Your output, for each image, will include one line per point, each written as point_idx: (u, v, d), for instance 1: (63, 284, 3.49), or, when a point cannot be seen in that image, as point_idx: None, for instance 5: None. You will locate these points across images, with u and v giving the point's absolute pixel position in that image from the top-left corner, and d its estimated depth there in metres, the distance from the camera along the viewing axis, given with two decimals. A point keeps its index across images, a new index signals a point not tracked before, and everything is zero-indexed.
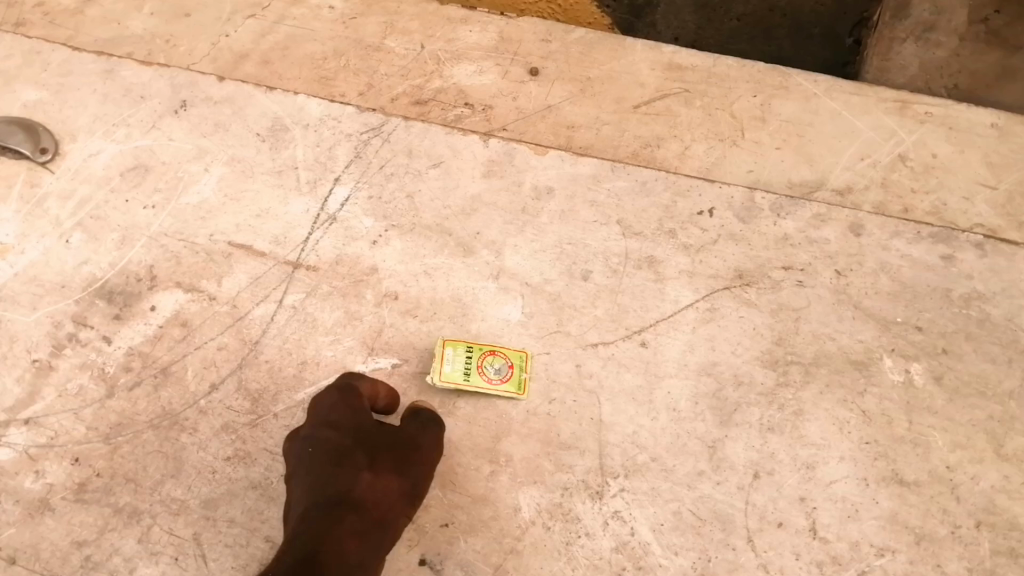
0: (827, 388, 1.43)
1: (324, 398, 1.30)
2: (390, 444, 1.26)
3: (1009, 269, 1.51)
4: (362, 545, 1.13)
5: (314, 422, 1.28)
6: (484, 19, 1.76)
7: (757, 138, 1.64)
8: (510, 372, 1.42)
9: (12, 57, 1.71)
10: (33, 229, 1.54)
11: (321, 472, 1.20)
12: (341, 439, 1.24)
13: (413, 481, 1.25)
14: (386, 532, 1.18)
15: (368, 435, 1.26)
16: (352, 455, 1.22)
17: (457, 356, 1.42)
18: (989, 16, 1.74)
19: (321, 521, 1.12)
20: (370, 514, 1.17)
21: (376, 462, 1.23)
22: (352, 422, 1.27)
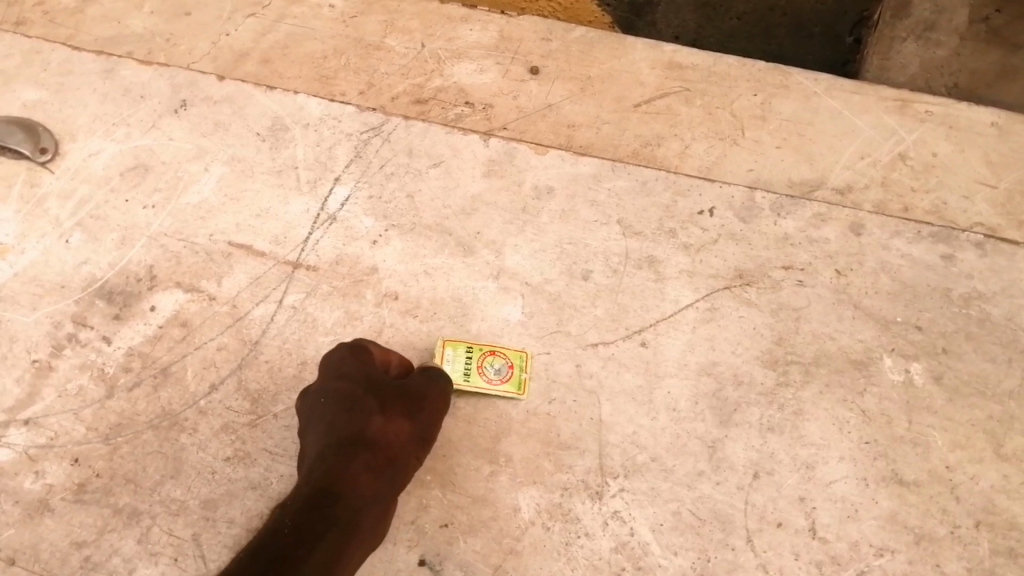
0: (826, 389, 1.43)
1: (335, 352, 1.31)
2: (399, 392, 1.28)
3: (1010, 268, 1.51)
4: (375, 481, 1.15)
5: (325, 375, 1.30)
6: (483, 18, 1.75)
7: (757, 137, 1.63)
8: (510, 372, 1.42)
9: (11, 57, 1.71)
10: (33, 230, 1.54)
11: (333, 415, 1.21)
12: (352, 386, 1.25)
13: (422, 427, 1.28)
14: (397, 471, 1.21)
15: (379, 383, 1.27)
16: (363, 400, 1.23)
17: (458, 356, 1.43)
18: (990, 15, 1.75)
19: (334, 458, 1.14)
20: (382, 453, 1.19)
21: (387, 407, 1.25)
22: (363, 372, 1.28)
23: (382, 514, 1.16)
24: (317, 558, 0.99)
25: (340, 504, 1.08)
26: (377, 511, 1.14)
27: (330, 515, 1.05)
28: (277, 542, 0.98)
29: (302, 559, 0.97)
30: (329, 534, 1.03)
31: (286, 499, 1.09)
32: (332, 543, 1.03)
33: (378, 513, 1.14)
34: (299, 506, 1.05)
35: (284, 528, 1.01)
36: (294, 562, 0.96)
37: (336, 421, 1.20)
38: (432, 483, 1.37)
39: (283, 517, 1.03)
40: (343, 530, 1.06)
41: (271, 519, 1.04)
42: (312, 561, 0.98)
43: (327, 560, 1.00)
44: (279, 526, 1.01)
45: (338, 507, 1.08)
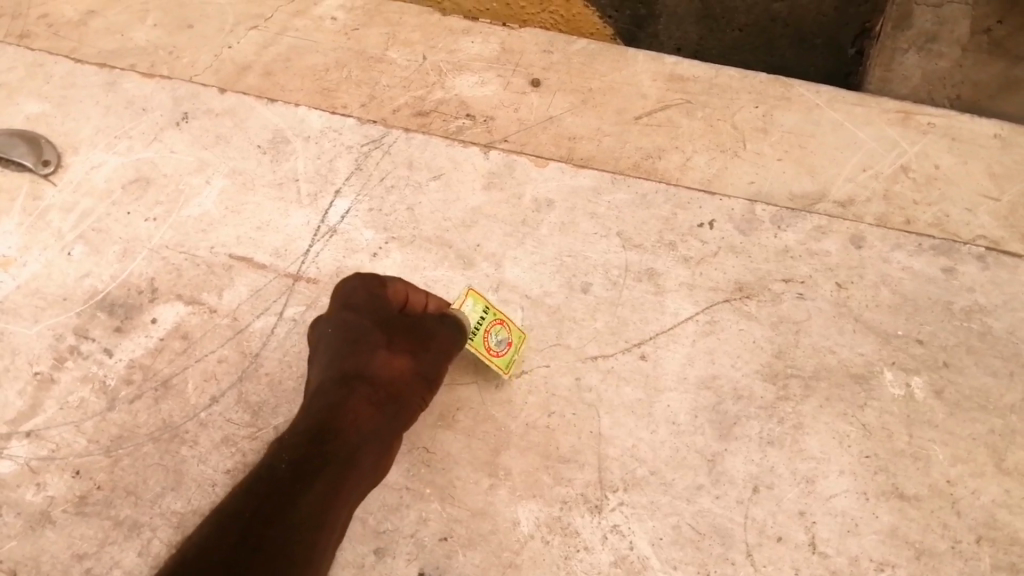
0: (826, 402, 1.43)
1: (346, 284, 1.34)
2: (407, 328, 1.31)
3: (1011, 281, 1.51)
4: (376, 417, 1.20)
5: (333, 308, 1.33)
6: (486, 31, 1.75)
7: (758, 149, 1.63)
8: (506, 349, 1.40)
9: (15, 70, 1.72)
10: (35, 242, 1.55)
11: (338, 349, 1.26)
12: (359, 320, 1.29)
13: (427, 366, 1.29)
14: (402, 408, 1.24)
15: (385, 319, 1.31)
16: (370, 334, 1.28)
17: (473, 309, 1.38)
18: (992, 27, 1.68)
19: (334, 393, 1.19)
20: (383, 390, 1.23)
21: (392, 342, 1.29)
22: (373, 304, 1.32)
23: (387, 447, 1.20)
24: (314, 492, 1.04)
25: (339, 439, 1.13)
26: (381, 445, 1.18)
27: (328, 450, 1.10)
28: (274, 476, 1.04)
29: (299, 491, 1.03)
30: (327, 467, 1.08)
31: (286, 434, 1.14)
32: (331, 476, 1.07)
33: (381, 447, 1.19)
34: (297, 441, 1.10)
35: (282, 461, 1.07)
36: (292, 496, 1.02)
37: (342, 356, 1.25)
38: (431, 496, 1.38)
39: (280, 452, 1.09)
40: (342, 464, 1.11)
41: (272, 452, 1.10)
42: (310, 495, 1.03)
43: (325, 494, 1.05)
44: (277, 461, 1.07)
45: (337, 442, 1.13)
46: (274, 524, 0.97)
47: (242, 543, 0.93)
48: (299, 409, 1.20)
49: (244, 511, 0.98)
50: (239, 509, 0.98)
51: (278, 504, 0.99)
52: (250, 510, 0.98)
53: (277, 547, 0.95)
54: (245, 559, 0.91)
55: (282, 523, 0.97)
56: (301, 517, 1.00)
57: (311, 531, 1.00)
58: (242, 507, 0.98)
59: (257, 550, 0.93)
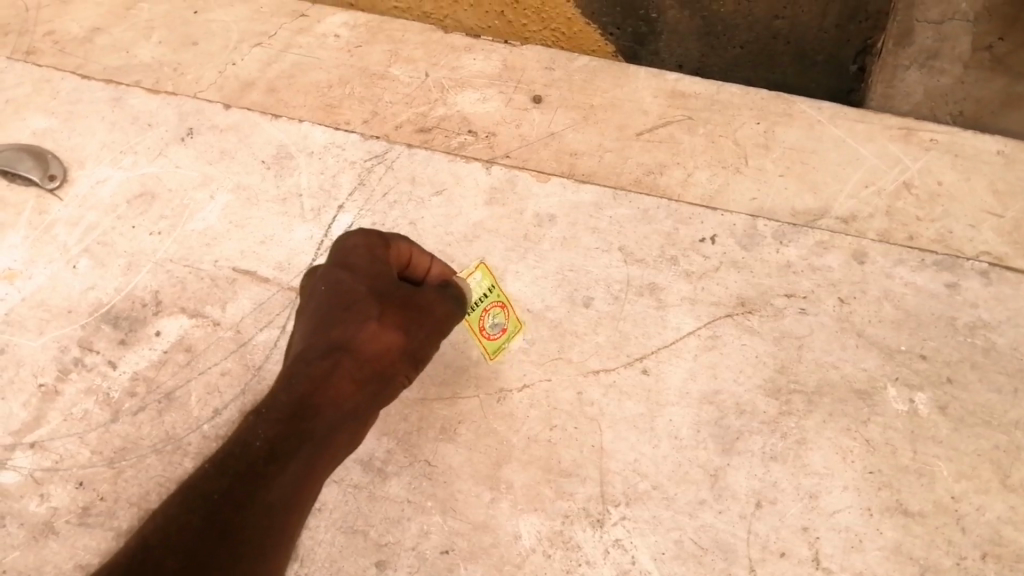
0: (829, 417, 1.42)
1: (348, 239, 1.27)
2: (404, 299, 1.24)
3: (1015, 296, 1.50)
4: (357, 392, 1.18)
5: (332, 260, 1.27)
6: (487, 48, 1.76)
7: (760, 165, 1.64)
8: (500, 334, 1.48)
9: (23, 86, 1.74)
10: (41, 255, 1.56)
11: (328, 312, 1.22)
12: (354, 285, 1.23)
13: (418, 343, 1.24)
14: (386, 385, 1.22)
15: (383, 286, 1.24)
16: (363, 303, 1.21)
17: (481, 283, 1.50)
18: (993, 44, 1.62)
19: (318, 364, 1.17)
20: (368, 365, 1.19)
21: (385, 312, 1.22)
22: (371, 268, 1.24)
23: (366, 421, 1.20)
24: (284, 475, 1.07)
25: (316, 417, 1.14)
26: (359, 420, 1.19)
27: (304, 429, 1.12)
28: (248, 455, 1.07)
29: (269, 475, 1.06)
30: (301, 448, 1.10)
31: (267, 400, 1.15)
32: (304, 457, 1.10)
33: (359, 422, 1.19)
34: (277, 416, 1.11)
35: (257, 438, 1.09)
36: (261, 481, 1.05)
37: (331, 321, 1.21)
38: (433, 509, 1.38)
39: (257, 425, 1.11)
40: (317, 444, 1.13)
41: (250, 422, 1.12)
42: (281, 481, 1.07)
43: (296, 475, 1.09)
44: (253, 437, 1.09)
45: (315, 420, 1.13)
46: (239, 511, 1.01)
47: (206, 532, 0.99)
48: (282, 368, 1.19)
49: (212, 496, 1.02)
50: (209, 489, 1.03)
51: (247, 491, 1.03)
52: (219, 493, 1.02)
53: (241, 538, 1.00)
54: (207, 551, 0.97)
55: (248, 511, 1.02)
56: (268, 504, 1.04)
57: (277, 518, 1.04)
58: (211, 488, 1.03)
59: (219, 543, 0.98)
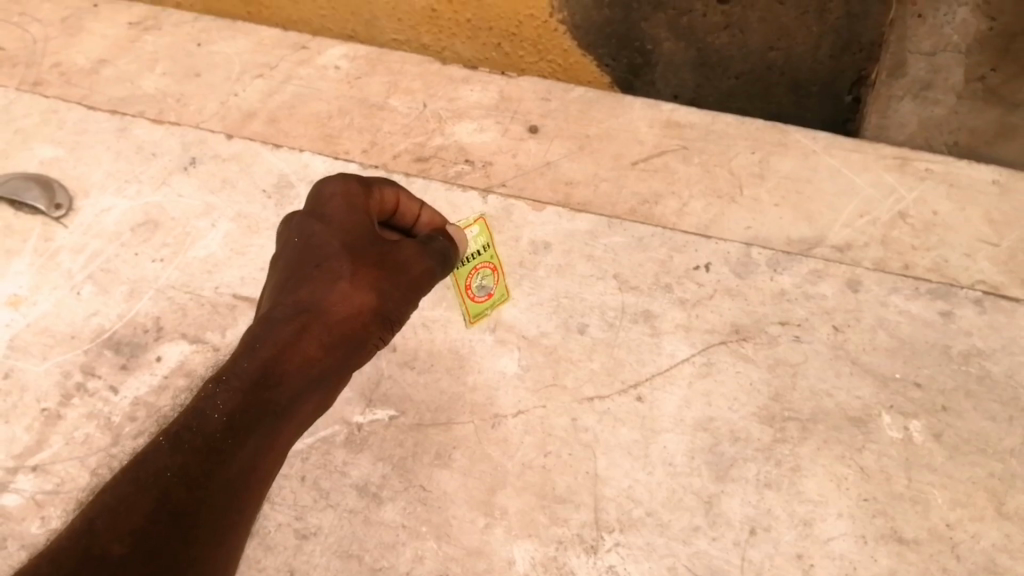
0: (824, 445, 1.43)
1: (327, 186, 1.25)
2: (380, 257, 1.22)
3: (1009, 325, 1.50)
4: (325, 358, 1.17)
5: (310, 208, 1.26)
6: (485, 79, 1.80)
7: (755, 195, 1.66)
8: (484, 297, 1.47)
9: (31, 117, 1.78)
10: (46, 282, 1.59)
11: (299, 270, 1.21)
12: (329, 240, 1.21)
13: (392, 305, 1.22)
14: (357, 349, 1.20)
15: (357, 241, 1.22)
16: (335, 261, 1.20)
17: (477, 238, 1.41)
18: (986, 75, 1.60)
19: (284, 328, 1.16)
20: (338, 329, 1.18)
21: (358, 272, 1.20)
22: (348, 219, 1.23)
23: (336, 384, 1.19)
24: (243, 451, 1.08)
25: (280, 386, 1.13)
26: (328, 385, 1.18)
27: (265, 400, 1.12)
28: (205, 428, 1.08)
29: (227, 451, 1.08)
30: (261, 420, 1.11)
31: (229, 366, 1.14)
32: (266, 429, 1.11)
33: (327, 387, 1.18)
34: (239, 385, 1.12)
35: (217, 409, 1.10)
36: (218, 457, 1.07)
37: (301, 280, 1.20)
38: (428, 534, 1.38)
39: (217, 394, 1.11)
40: (279, 413, 1.13)
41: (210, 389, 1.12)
42: (239, 454, 1.08)
43: (256, 449, 1.10)
44: (211, 409, 1.10)
45: (279, 389, 1.13)
46: (193, 492, 1.03)
47: (157, 512, 1.00)
48: (247, 330, 1.18)
49: (165, 475, 1.04)
50: (162, 465, 1.04)
51: (202, 469, 1.05)
52: (174, 470, 1.04)
53: (194, 519, 1.02)
54: (157, 536, 0.99)
55: (202, 492, 1.04)
56: (225, 482, 1.06)
57: (234, 494, 1.06)
58: (165, 465, 1.04)
59: (172, 525, 1.00)
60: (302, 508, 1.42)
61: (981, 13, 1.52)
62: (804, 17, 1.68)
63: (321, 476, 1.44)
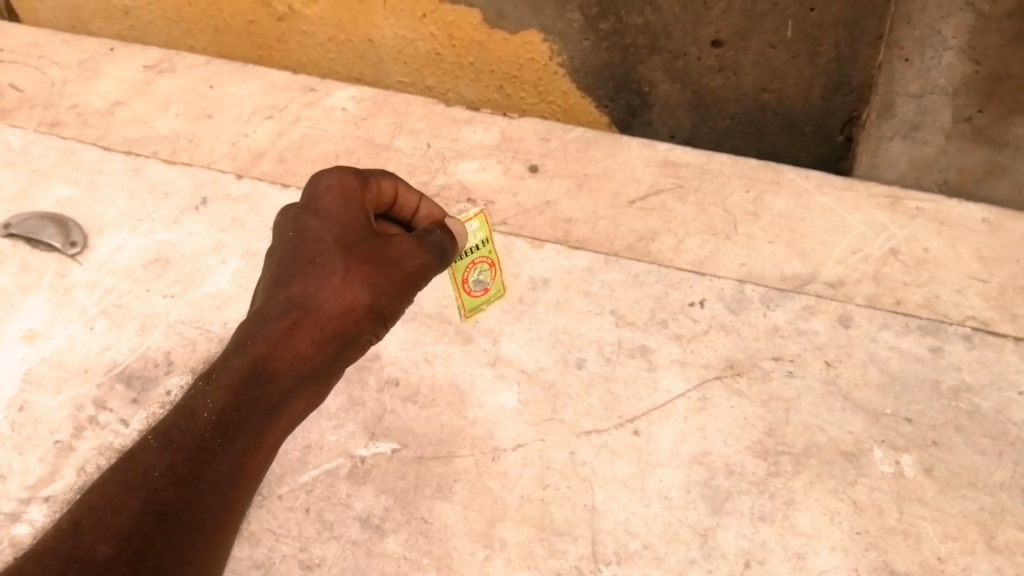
0: (817, 479, 1.45)
1: (323, 179, 1.29)
2: (374, 252, 1.24)
3: (998, 360, 1.54)
4: (316, 356, 1.19)
5: (306, 201, 1.29)
6: (487, 120, 1.87)
7: (750, 233, 1.70)
8: (480, 293, 1.49)
9: (49, 157, 1.84)
10: (60, 317, 1.63)
11: (293, 265, 1.23)
12: (323, 234, 1.25)
13: (385, 302, 1.24)
14: (348, 346, 1.23)
15: (351, 235, 1.25)
16: (329, 258, 1.23)
17: (476, 233, 1.42)
18: (973, 116, 1.65)
19: (275, 326, 1.18)
20: (330, 326, 1.20)
21: (351, 268, 1.22)
22: (343, 213, 1.26)
23: (326, 381, 1.22)
24: (230, 452, 1.11)
25: (270, 384, 1.16)
26: (318, 382, 1.20)
27: (255, 397, 1.14)
28: (194, 427, 1.10)
29: (215, 450, 1.10)
30: (251, 418, 1.13)
31: (220, 362, 1.16)
32: (254, 428, 1.14)
33: (317, 384, 1.20)
34: (228, 384, 1.13)
35: (206, 407, 1.11)
36: (206, 459, 1.09)
37: (294, 275, 1.22)
38: (428, 566, 1.41)
39: (207, 391, 1.13)
40: (269, 411, 1.16)
41: (200, 386, 1.14)
42: (227, 454, 1.11)
43: (244, 448, 1.12)
44: (201, 407, 1.11)
45: (268, 387, 1.15)
46: (180, 492, 1.06)
47: (145, 513, 1.03)
48: (240, 325, 1.20)
49: (154, 475, 1.06)
50: (151, 465, 1.07)
51: (191, 469, 1.08)
52: (162, 469, 1.07)
53: (181, 520, 1.05)
54: (144, 536, 1.02)
55: (190, 493, 1.07)
56: (212, 481, 1.09)
57: (220, 494, 1.09)
58: (154, 464, 1.07)
59: (159, 525, 1.04)
60: (306, 539, 1.44)
61: (966, 57, 1.58)
62: (795, 61, 1.74)
63: (326, 508, 1.47)
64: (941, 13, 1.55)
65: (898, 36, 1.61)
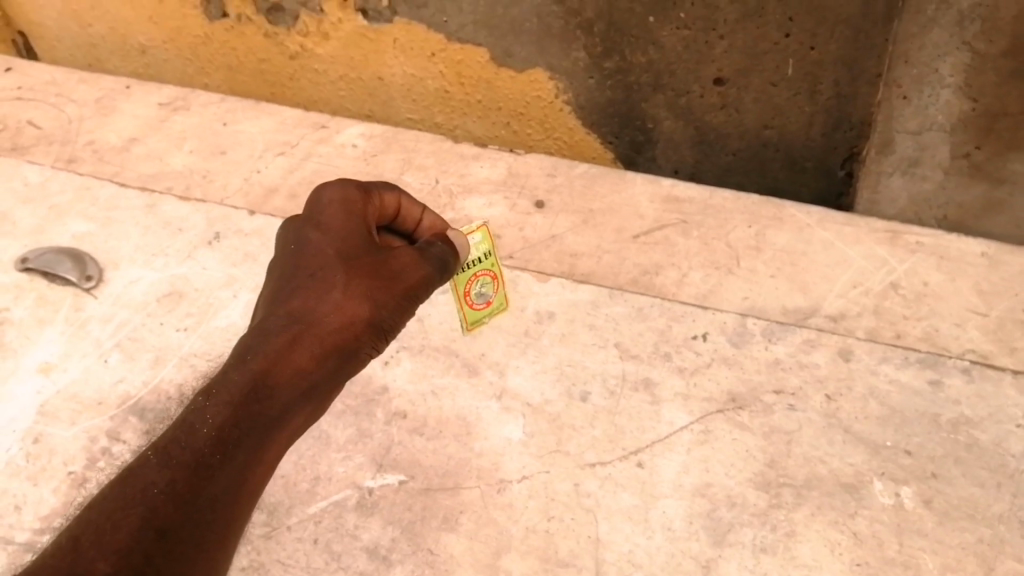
0: (817, 511, 1.46)
1: (325, 193, 1.32)
2: (375, 266, 1.27)
3: (996, 393, 1.56)
4: (316, 370, 1.21)
5: (307, 215, 1.33)
6: (494, 156, 1.91)
7: (752, 267, 1.73)
8: (484, 305, 1.54)
9: (66, 192, 1.88)
10: (75, 350, 1.67)
11: (294, 278, 1.26)
12: (325, 248, 1.27)
13: (386, 315, 1.26)
14: (350, 361, 1.24)
15: (352, 248, 1.28)
16: (331, 272, 1.25)
17: (480, 246, 1.47)
18: (971, 152, 1.68)
19: (276, 340, 1.20)
20: (330, 339, 1.22)
21: (352, 282, 1.25)
22: (345, 225, 1.30)
23: (327, 395, 1.24)
24: (229, 468, 1.13)
25: (271, 399, 1.17)
26: (319, 396, 1.22)
27: (255, 413, 1.16)
28: (193, 444, 1.13)
29: (214, 466, 1.13)
30: (251, 434, 1.15)
31: (220, 377, 1.18)
32: (254, 443, 1.16)
33: (318, 398, 1.22)
34: (228, 399, 1.16)
35: (206, 423, 1.14)
36: (205, 474, 1.12)
37: (294, 289, 1.24)
38: None
39: (207, 407, 1.16)
40: (269, 426, 1.17)
41: (200, 402, 1.17)
42: (226, 470, 1.13)
43: (243, 464, 1.14)
44: (200, 423, 1.14)
45: (268, 402, 1.17)
46: (179, 509, 1.09)
47: (144, 530, 1.06)
48: (240, 340, 1.22)
49: (153, 491, 1.09)
50: (150, 482, 1.10)
51: (190, 485, 1.10)
52: (162, 485, 1.10)
53: (179, 536, 1.07)
54: (143, 553, 1.05)
55: (189, 510, 1.09)
56: (211, 497, 1.11)
57: (220, 510, 1.12)
58: (153, 481, 1.09)
59: (158, 542, 1.06)
60: (314, 570, 1.46)
61: (963, 94, 1.60)
62: (796, 98, 1.77)
63: (334, 539, 1.49)
64: (939, 51, 1.57)
65: (896, 75, 1.63)
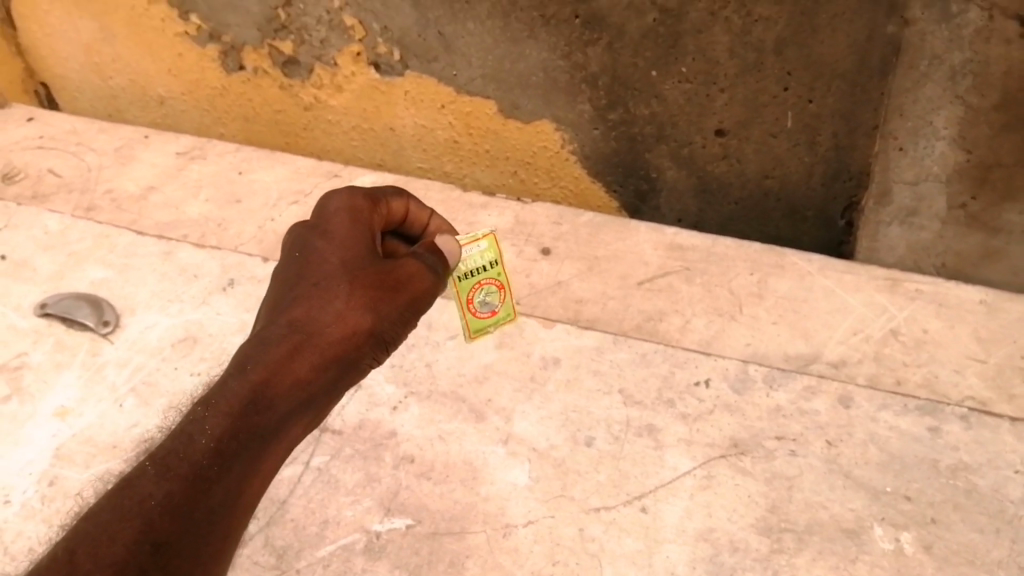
0: (819, 556, 1.48)
1: (332, 200, 1.33)
2: (377, 276, 1.27)
3: (995, 439, 1.59)
4: (315, 380, 1.23)
5: (314, 220, 1.34)
6: (502, 206, 1.96)
7: (754, 313, 1.77)
8: (489, 315, 1.50)
9: (85, 240, 1.93)
10: (91, 394, 1.71)
11: (297, 286, 1.27)
12: (329, 256, 1.28)
13: (386, 325, 1.27)
14: (349, 369, 1.26)
15: (356, 257, 1.28)
16: (334, 282, 1.26)
17: (485, 253, 1.45)
18: (966, 203, 1.72)
19: (276, 349, 1.21)
20: (331, 350, 1.23)
21: (355, 292, 1.25)
22: (350, 233, 1.30)
23: (325, 401, 1.26)
24: (227, 480, 1.17)
25: (269, 409, 1.20)
26: (317, 403, 1.25)
27: (253, 423, 1.19)
28: (191, 455, 1.17)
29: (212, 479, 1.17)
30: (249, 446, 1.19)
31: (221, 385, 1.21)
32: (252, 453, 1.20)
33: (315, 406, 1.25)
34: (227, 411, 1.19)
35: (205, 435, 1.17)
36: (203, 488, 1.16)
37: (296, 297, 1.25)
38: None
39: (207, 417, 1.19)
40: (266, 436, 1.21)
41: (200, 412, 1.19)
42: (223, 481, 1.17)
43: (240, 476, 1.19)
44: (200, 435, 1.17)
45: (267, 412, 1.20)
46: (177, 522, 1.13)
47: (140, 540, 1.11)
48: (240, 347, 1.24)
49: (151, 503, 1.13)
50: (148, 494, 1.14)
51: (187, 497, 1.15)
52: (159, 497, 1.14)
53: (174, 547, 1.12)
54: (138, 566, 1.09)
55: (184, 522, 1.14)
56: (208, 510, 1.16)
57: (217, 521, 1.17)
58: (151, 493, 1.14)
59: (153, 555, 1.11)
60: None
61: (958, 146, 1.65)
62: (796, 148, 1.81)
63: None
64: (932, 105, 1.62)
65: (891, 128, 1.68)
